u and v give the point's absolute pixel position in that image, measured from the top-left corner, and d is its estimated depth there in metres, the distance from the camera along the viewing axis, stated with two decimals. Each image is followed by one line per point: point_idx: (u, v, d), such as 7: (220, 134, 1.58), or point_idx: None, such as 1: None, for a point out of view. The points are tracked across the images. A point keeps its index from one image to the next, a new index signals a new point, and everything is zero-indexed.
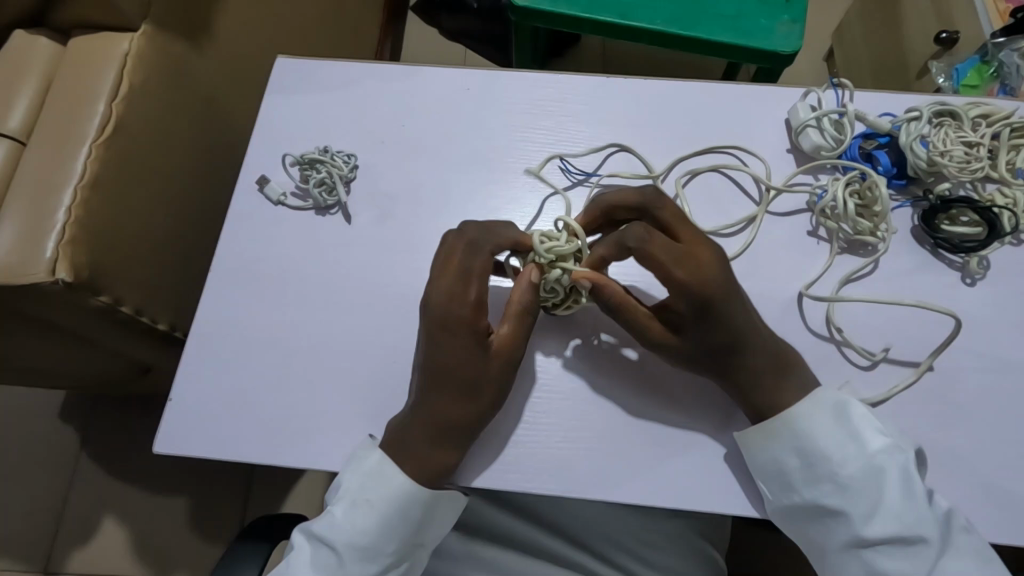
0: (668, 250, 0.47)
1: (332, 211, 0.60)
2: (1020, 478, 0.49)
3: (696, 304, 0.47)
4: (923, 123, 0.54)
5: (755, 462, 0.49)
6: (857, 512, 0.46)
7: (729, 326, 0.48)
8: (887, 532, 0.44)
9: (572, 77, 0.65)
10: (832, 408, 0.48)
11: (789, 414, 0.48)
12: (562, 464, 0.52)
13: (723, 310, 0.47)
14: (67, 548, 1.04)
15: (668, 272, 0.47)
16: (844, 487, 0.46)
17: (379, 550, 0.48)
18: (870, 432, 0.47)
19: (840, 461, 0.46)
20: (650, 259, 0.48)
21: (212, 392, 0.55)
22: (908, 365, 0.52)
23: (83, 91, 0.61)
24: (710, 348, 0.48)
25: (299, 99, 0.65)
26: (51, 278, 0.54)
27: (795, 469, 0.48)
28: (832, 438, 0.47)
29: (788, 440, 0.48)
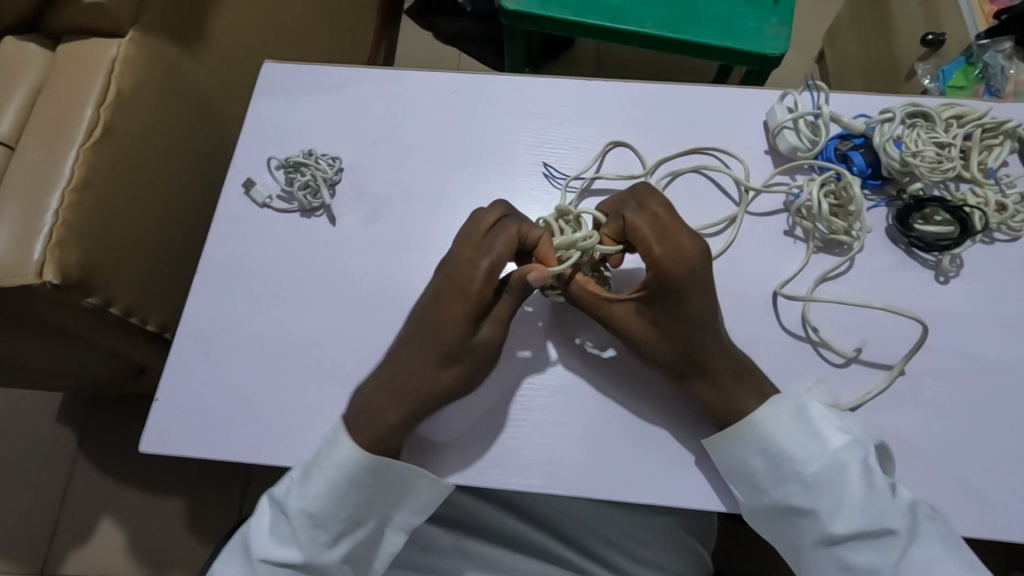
0: (651, 225, 0.49)
1: (317, 214, 0.61)
2: (990, 473, 0.50)
3: (663, 287, 0.48)
4: (896, 124, 0.55)
5: (723, 466, 0.50)
6: (824, 510, 0.47)
7: (691, 316, 0.48)
8: (854, 527, 0.46)
9: (555, 81, 0.66)
10: (792, 409, 0.49)
11: (753, 418, 0.48)
12: (540, 461, 0.52)
13: (687, 299, 0.48)
14: (63, 548, 1.05)
15: (648, 250, 0.48)
16: (809, 486, 0.47)
17: (332, 516, 0.50)
18: (830, 430, 0.48)
19: (804, 461, 0.47)
20: (636, 235, 0.49)
21: (198, 391, 0.56)
22: (881, 362, 0.53)
23: (72, 95, 0.62)
24: (670, 336, 0.49)
25: (285, 103, 0.66)
26: (39, 279, 0.55)
27: (762, 471, 0.48)
28: (794, 438, 0.48)
29: (753, 443, 0.48)
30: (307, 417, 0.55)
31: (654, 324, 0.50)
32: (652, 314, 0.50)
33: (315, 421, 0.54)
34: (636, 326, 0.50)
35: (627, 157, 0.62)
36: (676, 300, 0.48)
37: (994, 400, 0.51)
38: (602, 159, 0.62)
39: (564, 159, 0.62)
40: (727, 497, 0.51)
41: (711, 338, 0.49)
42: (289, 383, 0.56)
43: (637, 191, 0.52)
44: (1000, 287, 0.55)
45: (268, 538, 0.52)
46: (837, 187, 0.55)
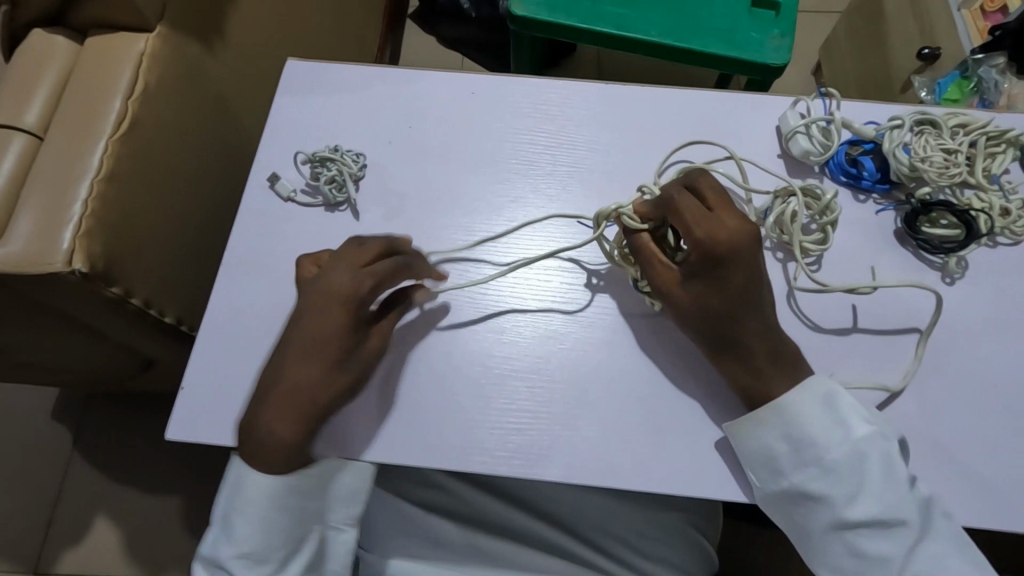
0: (694, 210, 0.50)
1: (341, 208, 0.62)
2: (999, 465, 0.51)
3: (708, 264, 0.50)
4: (905, 131, 0.58)
5: (745, 449, 0.51)
6: (840, 494, 0.48)
7: (732, 290, 0.50)
8: (869, 515, 0.47)
9: (574, 84, 0.67)
10: (821, 395, 0.50)
11: (779, 401, 0.50)
12: (563, 453, 0.53)
13: (729, 274, 0.50)
14: (61, 544, 1.04)
15: (688, 229, 0.50)
16: (829, 470, 0.49)
17: (267, 550, 0.53)
18: (855, 419, 0.49)
19: (827, 446, 0.49)
20: (675, 213, 0.51)
21: (221, 382, 0.56)
22: (897, 359, 0.55)
23: (101, 86, 0.62)
24: (706, 310, 0.51)
25: (310, 99, 0.67)
26: (67, 268, 0.55)
27: (782, 454, 0.50)
28: (820, 424, 0.49)
29: (776, 426, 0.50)
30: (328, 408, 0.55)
31: (693, 293, 0.52)
32: (696, 283, 0.52)
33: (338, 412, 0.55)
34: (679, 294, 0.53)
35: (644, 160, 0.64)
36: (714, 274, 0.51)
37: (998, 395, 0.53)
38: (632, 160, 0.64)
39: (582, 159, 0.64)
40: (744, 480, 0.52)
41: (745, 314, 0.51)
42: None
43: (687, 173, 0.54)
44: (1003, 291, 0.57)
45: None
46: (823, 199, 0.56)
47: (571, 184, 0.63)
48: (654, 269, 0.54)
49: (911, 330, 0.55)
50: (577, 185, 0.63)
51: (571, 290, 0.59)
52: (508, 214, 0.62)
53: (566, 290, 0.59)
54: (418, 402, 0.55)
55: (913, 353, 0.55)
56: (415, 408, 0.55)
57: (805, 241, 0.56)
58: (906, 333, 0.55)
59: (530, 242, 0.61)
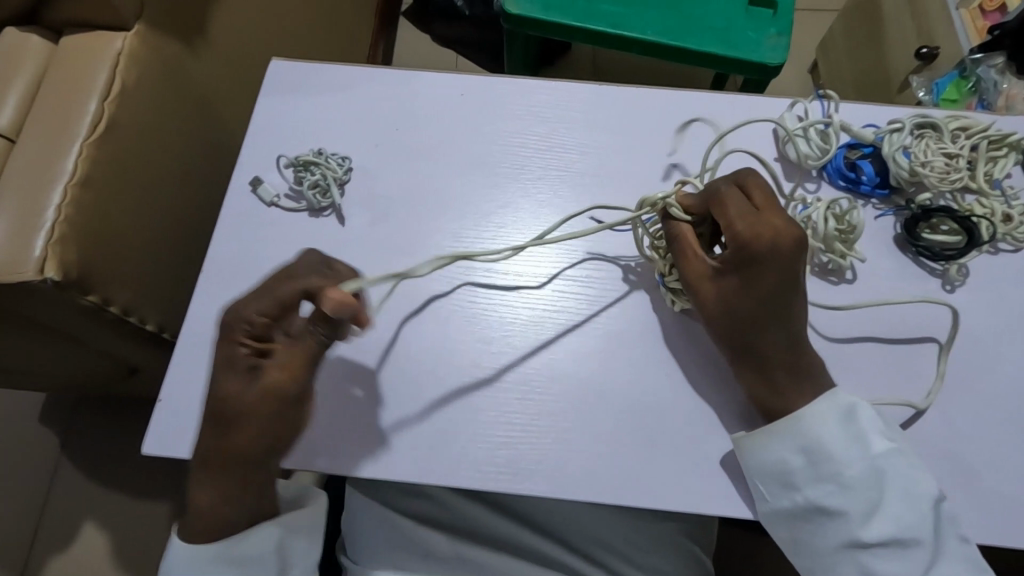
0: (740, 207, 0.50)
1: (326, 213, 0.60)
2: (1004, 478, 0.50)
3: (747, 261, 0.49)
4: (906, 134, 0.56)
5: (756, 465, 0.49)
6: (857, 511, 0.47)
7: (764, 292, 0.49)
8: (886, 533, 0.46)
9: (565, 85, 0.66)
10: (841, 410, 0.49)
11: (799, 414, 0.49)
12: (553, 467, 0.52)
13: (765, 276, 0.49)
14: (46, 553, 1.02)
15: (730, 223, 0.49)
16: (847, 487, 0.47)
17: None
18: (875, 435, 0.48)
19: (846, 462, 0.48)
20: (722, 206, 0.50)
21: (201, 394, 0.54)
22: (912, 367, 0.53)
23: (76, 87, 0.60)
24: (735, 310, 0.50)
25: (294, 101, 0.65)
26: (40, 277, 0.53)
27: (797, 470, 0.49)
28: (840, 439, 0.48)
29: (794, 440, 0.49)
30: (312, 420, 0.53)
31: (724, 291, 0.51)
32: (727, 281, 0.51)
33: (321, 425, 0.53)
34: (707, 292, 0.52)
35: (637, 164, 0.62)
36: (750, 272, 0.50)
37: (1000, 406, 0.52)
38: (625, 163, 0.62)
39: (574, 162, 0.62)
40: (752, 494, 0.50)
41: (773, 321, 0.49)
42: None
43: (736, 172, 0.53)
44: (1005, 298, 0.55)
45: None
46: (841, 210, 0.55)
47: (563, 189, 0.61)
48: (685, 263, 0.53)
49: (929, 339, 0.54)
50: (570, 189, 0.61)
51: (564, 298, 0.57)
52: (498, 219, 0.60)
53: (557, 298, 0.57)
54: (405, 413, 0.53)
55: (935, 370, 0.53)
56: (401, 420, 0.53)
57: (834, 255, 0.55)
58: (923, 343, 0.54)
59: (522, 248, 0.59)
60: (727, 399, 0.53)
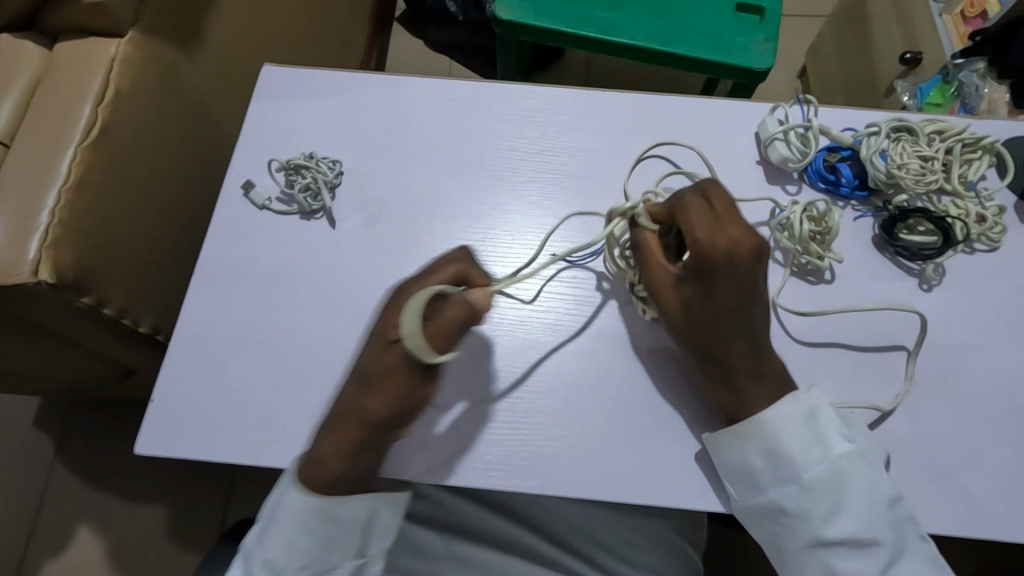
0: (702, 214, 0.50)
1: (317, 216, 0.61)
2: (979, 473, 0.51)
3: (706, 271, 0.50)
4: (882, 137, 0.58)
5: (723, 464, 0.51)
6: (817, 512, 0.47)
7: (724, 303, 0.50)
8: (845, 533, 0.46)
9: (553, 89, 0.67)
10: (803, 414, 0.49)
11: (759, 416, 0.50)
12: (540, 464, 0.53)
13: (723, 285, 0.50)
14: (41, 555, 1.02)
15: (690, 234, 0.50)
16: (806, 489, 0.48)
17: (287, 565, 0.49)
18: (835, 438, 0.49)
19: (805, 464, 0.48)
20: (683, 217, 0.51)
21: (194, 394, 0.55)
22: (884, 372, 0.54)
23: (70, 92, 0.61)
24: (698, 320, 0.51)
25: (286, 105, 0.66)
26: (35, 278, 0.54)
27: (761, 471, 0.49)
28: (801, 441, 0.49)
29: (756, 442, 0.49)
30: (304, 418, 0.54)
31: (687, 300, 0.52)
32: (685, 289, 0.52)
33: (313, 424, 0.54)
34: (669, 300, 0.53)
35: (622, 167, 0.63)
36: (711, 283, 0.50)
37: (977, 403, 0.53)
38: (611, 166, 0.63)
39: (561, 165, 0.64)
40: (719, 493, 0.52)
41: (730, 331, 0.50)
42: (285, 387, 0.55)
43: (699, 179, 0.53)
44: (982, 296, 0.57)
45: None
46: (819, 212, 0.56)
47: (551, 191, 0.63)
48: (647, 270, 0.54)
49: (899, 347, 0.55)
50: (557, 192, 0.63)
51: (550, 298, 0.58)
52: (487, 222, 0.62)
53: (544, 298, 0.59)
54: None
55: (905, 373, 0.54)
56: None
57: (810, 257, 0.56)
58: (893, 350, 0.55)
59: (510, 249, 0.60)
60: None
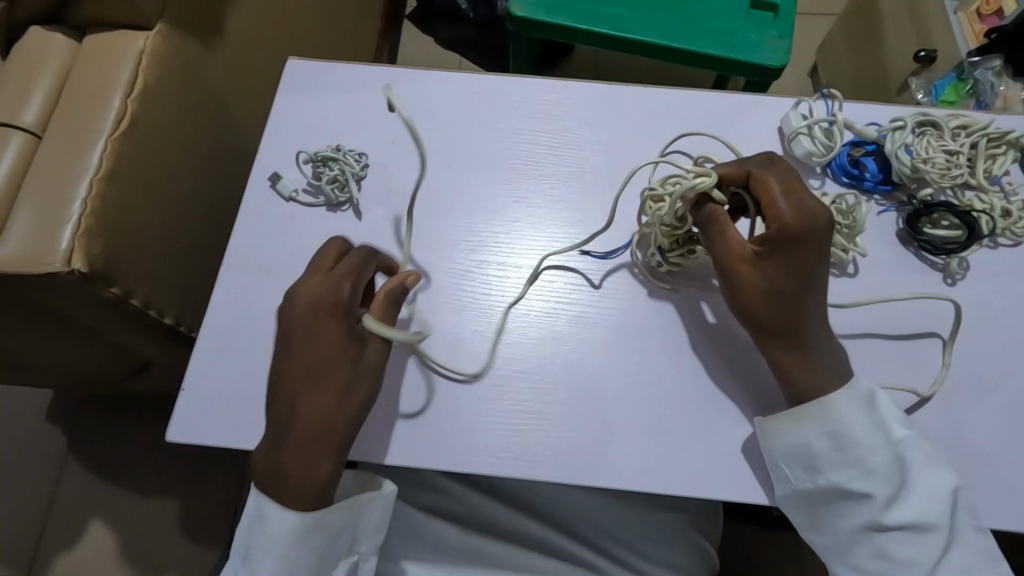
0: (782, 181, 0.50)
1: (343, 208, 0.62)
2: (1005, 466, 0.51)
3: (793, 239, 0.49)
4: (908, 132, 0.58)
5: (780, 448, 0.50)
6: (881, 496, 0.48)
7: (805, 274, 0.49)
8: (906, 517, 0.47)
9: (576, 84, 0.67)
10: (865, 398, 0.50)
11: (825, 399, 0.49)
12: (567, 455, 0.53)
13: (808, 256, 0.49)
14: (56, 548, 1.03)
15: (775, 203, 0.49)
16: (870, 472, 0.48)
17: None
18: (896, 422, 0.49)
19: (870, 447, 0.48)
20: (765, 185, 0.50)
21: (223, 384, 0.56)
22: (917, 360, 0.54)
23: (100, 85, 0.62)
24: (778, 294, 0.49)
25: (310, 98, 0.67)
26: (66, 268, 0.55)
27: (823, 454, 0.49)
28: (865, 425, 0.49)
29: (821, 424, 0.49)
30: None
31: (766, 273, 0.50)
32: (766, 260, 0.50)
33: None
34: (747, 274, 0.50)
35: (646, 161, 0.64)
36: (796, 252, 0.49)
37: (1001, 396, 0.53)
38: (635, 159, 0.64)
39: (584, 159, 0.64)
40: (773, 477, 0.51)
41: (809, 301, 0.49)
42: None
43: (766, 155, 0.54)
44: (1005, 291, 0.57)
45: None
46: (847, 206, 0.56)
47: (574, 184, 0.63)
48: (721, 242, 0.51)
49: (932, 335, 0.55)
50: (581, 186, 0.63)
51: (575, 290, 0.59)
52: (511, 215, 0.62)
53: (569, 290, 0.59)
54: (422, 403, 0.55)
55: (941, 360, 0.54)
56: (419, 409, 0.55)
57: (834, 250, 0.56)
58: (920, 343, 0.55)
59: (535, 242, 0.61)
60: (734, 389, 0.55)
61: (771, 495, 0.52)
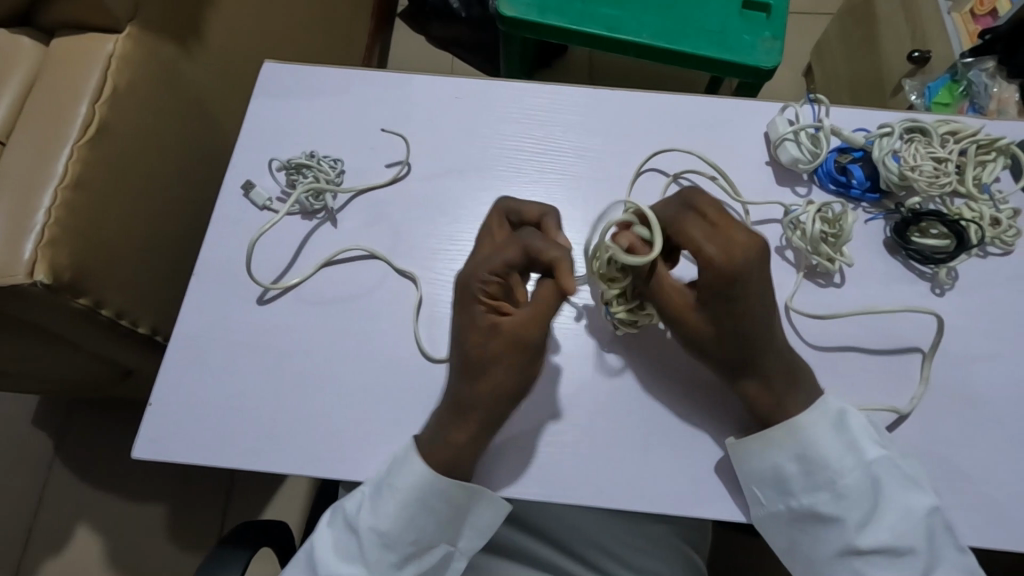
0: (704, 229, 0.47)
1: (319, 216, 0.61)
2: (994, 482, 0.50)
3: (727, 285, 0.46)
4: (895, 138, 0.57)
5: (749, 472, 0.49)
6: (853, 519, 0.47)
7: (751, 312, 0.47)
8: (880, 541, 0.46)
9: (559, 88, 0.66)
10: (834, 419, 0.49)
11: (793, 422, 0.49)
12: (546, 470, 0.52)
13: (748, 295, 0.47)
14: (39, 557, 1.01)
15: (700, 250, 0.46)
16: (840, 495, 0.47)
17: (400, 537, 0.50)
18: (867, 443, 0.48)
19: (839, 470, 0.47)
20: (685, 230, 0.47)
21: (193, 398, 0.54)
22: (902, 371, 0.53)
23: (68, 90, 0.60)
24: (728, 336, 0.48)
25: (287, 103, 0.65)
26: (30, 279, 0.53)
27: (794, 477, 0.49)
28: (834, 447, 0.48)
29: (789, 448, 0.49)
30: (304, 423, 0.53)
31: (711, 319, 0.48)
32: (711, 309, 0.48)
33: (314, 428, 0.53)
34: (693, 324, 0.49)
35: (630, 168, 0.62)
36: (734, 294, 0.47)
37: (991, 410, 0.52)
38: (619, 166, 0.62)
39: (566, 165, 0.63)
40: (744, 502, 0.51)
41: (760, 337, 0.48)
42: (286, 391, 0.54)
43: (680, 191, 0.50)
44: (995, 301, 0.56)
45: (335, 552, 0.51)
46: (833, 215, 0.55)
47: (556, 191, 0.62)
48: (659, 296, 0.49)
49: (912, 350, 0.54)
50: (562, 192, 0.62)
51: None
52: None
53: None
54: (398, 417, 0.53)
55: (919, 374, 0.53)
56: (394, 423, 0.53)
57: (820, 259, 0.55)
58: (905, 355, 0.54)
59: None
60: (718, 401, 0.54)
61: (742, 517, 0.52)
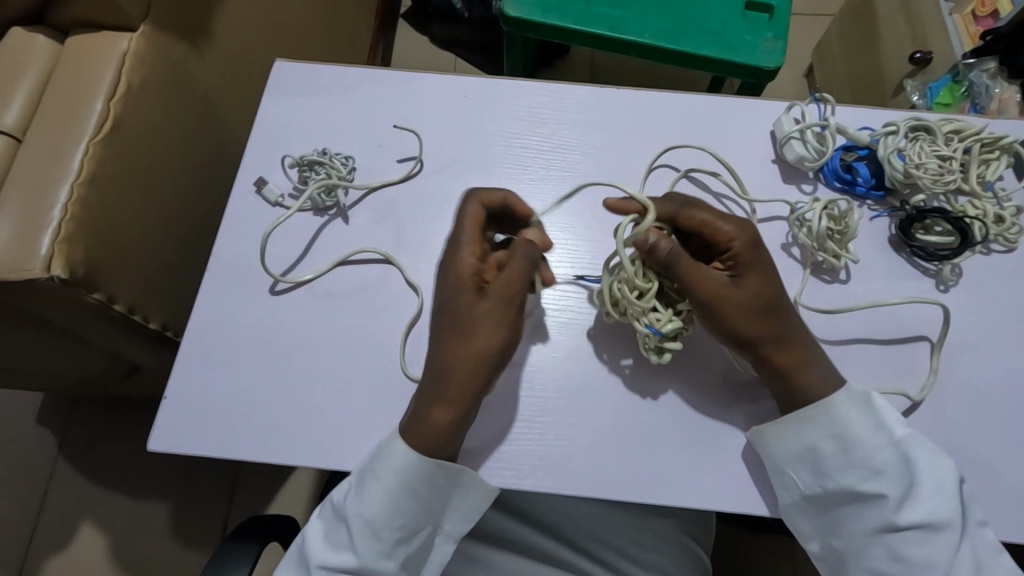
0: (708, 209, 0.52)
1: (330, 213, 0.61)
2: (998, 475, 0.51)
3: (750, 250, 0.51)
4: (900, 136, 0.57)
5: (785, 452, 0.50)
6: (892, 496, 0.47)
7: (772, 278, 0.51)
8: (919, 517, 0.46)
9: (566, 86, 0.67)
10: (863, 400, 0.50)
11: (826, 401, 0.49)
12: (556, 463, 0.53)
13: (762, 259, 0.51)
14: (42, 555, 1.00)
15: (716, 225, 0.51)
16: (876, 472, 0.48)
17: (387, 523, 0.50)
18: (894, 422, 0.49)
19: (874, 448, 0.48)
20: (695, 207, 0.52)
21: (207, 391, 0.55)
22: (907, 366, 0.54)
23: (85, 87, 0.61)
24: (763, 304, 0.50)
25: (297, 101, 0.66)
26: (46, 273, 0.54)
27: (829, 456, 0.49)
28: (866, 426, 0.49)
29: (823, 427, 0.49)
30: (317, 416, 0.54)
31: (746, 289, 0.50)
32: (739, 281, 0.50)
33: (326, 422, 0.54)
34: (734, 301, 0.49)
35: (636, 165, 0.63)
36: (752, 261, 0.51)
37: (994, 403, 0.53)
38: (626, 164, 0.63)
39: (574, 163, 0.63)
40: (779, 483, 0.51)
41: (785, 304, 0.50)
42: (299, 385, 0.55)
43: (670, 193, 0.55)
44: (998, 297, 0.56)
45: (325, 547, 0.51)
46: (839, 212, 0.56)
47: (564, 188, 0.62)
48: (700, 278, 0.49)
49: (921, 339, 0.55)
50: (570, 190, 0.62)
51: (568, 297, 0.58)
52: None
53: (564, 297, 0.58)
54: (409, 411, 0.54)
55: (929, 365, 0.54)
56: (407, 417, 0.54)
57: (825, 255, 0.55)
58: (911, 349, 0.54)
59: None
60: (726, 396, 0.54)
61: (775, 503, 0.52)
